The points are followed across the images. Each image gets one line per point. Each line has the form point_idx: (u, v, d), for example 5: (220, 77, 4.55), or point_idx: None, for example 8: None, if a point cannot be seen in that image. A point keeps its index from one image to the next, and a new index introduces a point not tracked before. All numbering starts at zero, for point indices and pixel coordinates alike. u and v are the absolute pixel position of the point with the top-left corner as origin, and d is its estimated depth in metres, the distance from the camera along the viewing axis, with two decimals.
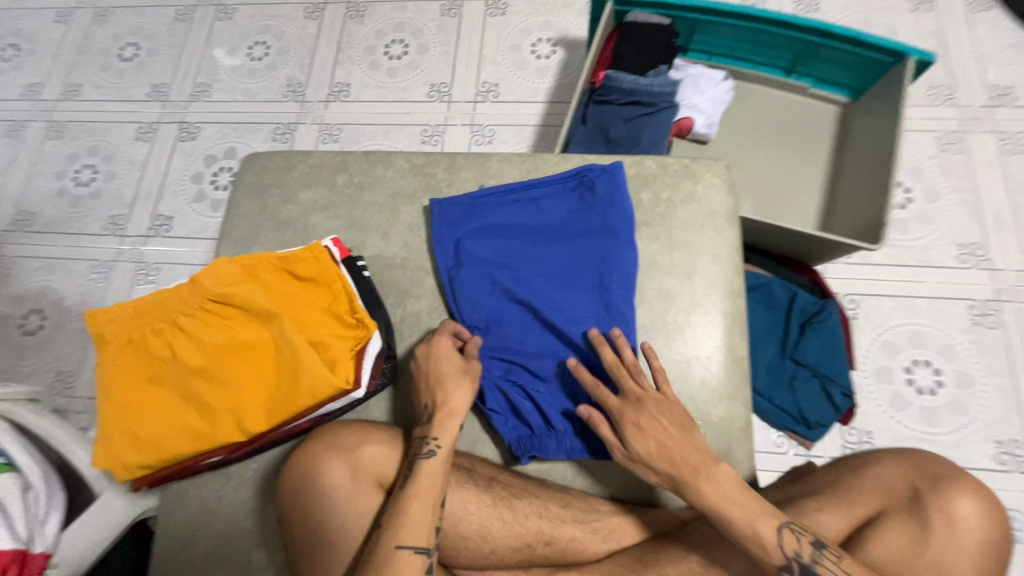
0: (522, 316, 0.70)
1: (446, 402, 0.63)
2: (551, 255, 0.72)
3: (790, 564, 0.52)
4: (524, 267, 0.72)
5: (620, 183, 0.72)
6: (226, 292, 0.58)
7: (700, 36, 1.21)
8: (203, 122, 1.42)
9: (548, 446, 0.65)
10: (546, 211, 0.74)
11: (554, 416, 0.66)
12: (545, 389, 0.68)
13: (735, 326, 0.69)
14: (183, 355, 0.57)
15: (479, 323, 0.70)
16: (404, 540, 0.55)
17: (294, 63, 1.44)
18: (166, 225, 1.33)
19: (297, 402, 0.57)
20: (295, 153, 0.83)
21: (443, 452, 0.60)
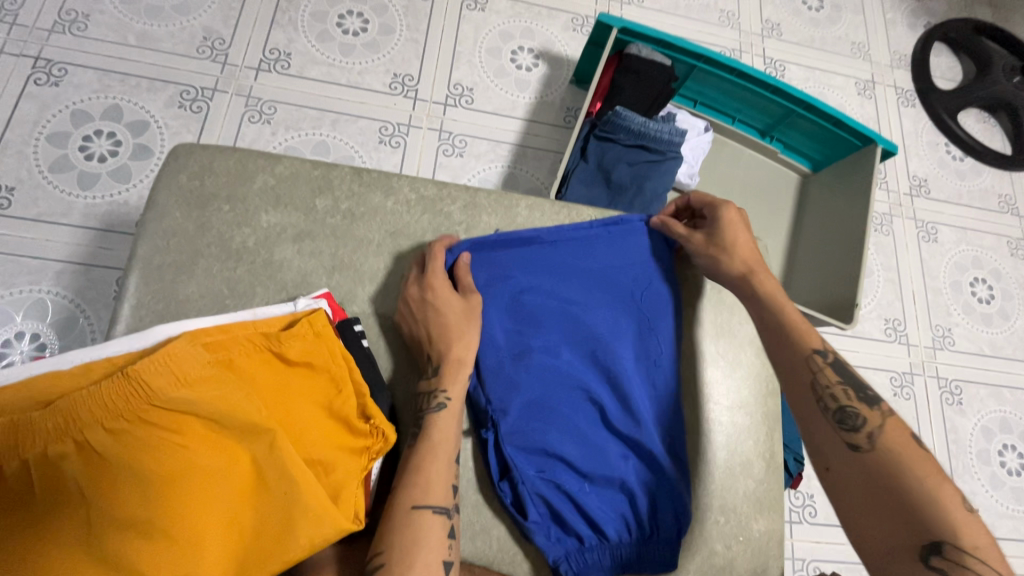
0: (560, 397, 0.58)
1: (450, 351, 0.56)
2: (592, 322, 0.61)
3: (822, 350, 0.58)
4: (559, 337, 0.60)
5: (664, 242, 0.66)
6: (194, 398, 0.44)
7: (691, 82, 1.18)
8: (73, 64, 1.06)
9: (600, 561, 0.55)
10: (583, 269, 0.63)
11: (607, 524, 0.56)
12: (590, 489, 0.57)
13: (773, 428, 0.64)
14: (118, 492, 0.41)
15: (509, 406, 0.57)
16: (422, 498, 0.50)
17: (214, 11, 1.14)
18: (2, 199, 0.96)
19: (292, 548, 0.45)
20: (254, 155, 0.62)
21: (455, 404, 0.54)
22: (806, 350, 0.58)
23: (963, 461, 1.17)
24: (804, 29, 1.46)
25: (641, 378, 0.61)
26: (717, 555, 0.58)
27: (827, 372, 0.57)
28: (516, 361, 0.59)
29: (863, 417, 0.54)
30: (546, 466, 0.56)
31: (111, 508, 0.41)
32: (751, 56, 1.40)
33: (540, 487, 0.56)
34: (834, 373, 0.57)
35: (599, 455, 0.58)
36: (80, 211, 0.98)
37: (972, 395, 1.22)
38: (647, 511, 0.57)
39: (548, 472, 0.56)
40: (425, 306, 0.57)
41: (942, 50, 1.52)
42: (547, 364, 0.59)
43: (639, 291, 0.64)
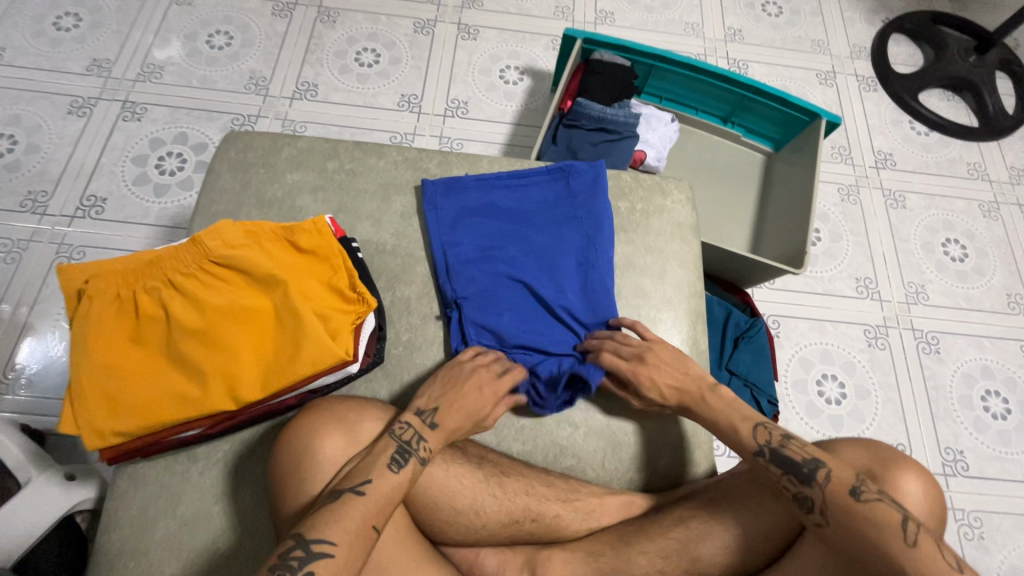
0: (511, 291, 0.74)
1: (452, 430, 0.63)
2: (538, 238, 0.77)
3: (761, 449, 0.62)
4: (512, 249, 0.76)
5: (603, 182, 0.80)
6: (228, 254, 0.58)
7: (654, 81, 1.36)
8: (151, 104, 1.34)
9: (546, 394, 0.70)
10: (534, 201, 0.80)
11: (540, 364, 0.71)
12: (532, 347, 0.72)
13: (698, 323, 0.78)
14: (177, 314, 0.55)
15: (467, 295, 0.73)
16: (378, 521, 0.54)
17: (258, 56, 1.42)
18: (97, 207, 1.23)
19: (297, 369, 0.57)
20: (282, 136, 0.83)
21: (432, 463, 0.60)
22: (752, 450, 0.63)
23: (944, 406, 1.22)
24: (765, 32, 1.62)
25: (578, 280, 0.76)
26: (651, 422, 0.72)
27: (772, 469, 0.61)
28: (476, 266, 0.74)
29: (811, 498, 0.58)
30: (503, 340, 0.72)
31: (174, 329, 0.55)
32: (715, 58, 1.57)
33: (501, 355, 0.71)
34: (777, 466, 0.61)
35: (540, 330, 0.73)
36: (155, 213, 1.23)
37: (950, 345, 1.28)
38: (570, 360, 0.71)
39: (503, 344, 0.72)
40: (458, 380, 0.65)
41: (901, 39, 1.64)
42: (499, 267, 0.75)
43: (581, 215, 0.78)
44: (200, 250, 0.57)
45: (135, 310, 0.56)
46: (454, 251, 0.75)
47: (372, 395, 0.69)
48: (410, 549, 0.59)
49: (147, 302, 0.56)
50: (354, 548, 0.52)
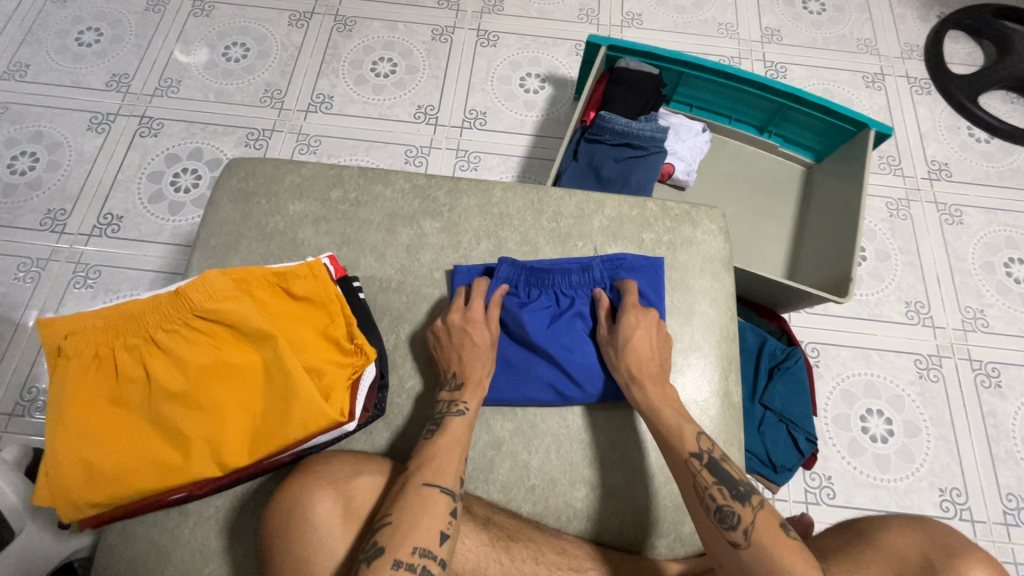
0: (562, 333, 0.68)
1: (474, 372, 0.64)
2: (576, 308, 0.69)
3: (701, 453, 0.59)
4: (541, 296, 0.70)
5: (661, 282, 0.71)
6: (215, 309, 0.54)
7: (683, 88, 1.27)
8: (168, 119, 1.34)
9: (548, 303, 0.70)
10: (571, 285, 0.71)
11: (528, 291, 0.70)
12: (536, 303, 0.69)
13: (730, 371, 0.70)
14: (158, 375, 0.52)
15: (518, 358, 0.67)
16: (433, 478, 0.57)
17: (274, 68, 1.39)
18: (114, 225, 1.23)
19: (287, 433, 0.53)
20: (286, 162, 0.79)
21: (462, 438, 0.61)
22: (683, 454, 0.59)
23: (1005, 446, 1.11)
24: (805, 31, 1.51)
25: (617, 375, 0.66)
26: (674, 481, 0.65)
27: (704, 475, 0.58)
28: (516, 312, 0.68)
29: (737, 515, 0.55)
30: (520, 325, 0.68)
31: (156, 391, 0.52)
32: (751, 61, 1.46)
33: (518, 328, 0.68)
34: (710, 474, 0.58)
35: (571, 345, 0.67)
36: (169, 232, 1.23)
37: (1013, 378, 1.16)
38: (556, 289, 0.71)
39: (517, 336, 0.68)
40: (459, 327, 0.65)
41: (959, 36, 1.50)
42: (534, 307, 0.69)
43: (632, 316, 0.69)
44: (186, 303, 0.54)
45: (116, 368, 0.52)
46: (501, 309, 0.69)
47: (372, 449, 0.64)
48: None
49: (128, 361, 0.53)
50: (426, 513, 0.55)
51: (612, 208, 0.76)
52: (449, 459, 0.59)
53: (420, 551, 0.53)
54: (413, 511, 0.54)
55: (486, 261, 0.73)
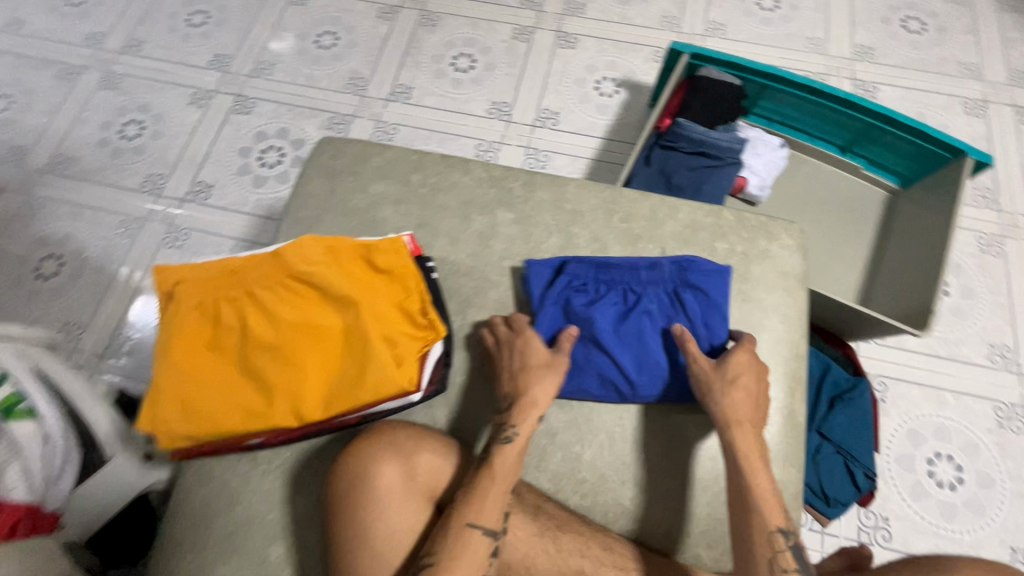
0: (627, 330, 0.68)
1: (524, 394, 0.63)
2: (645, 306, 0.69)
3: (789, 534, 0.57)
4: (609, 293, 0.70)
5: (726, 285, 0.69)
6: (308, 271, 0.58)
7: (764, 101, 1.23)
8: (260, 98, 1.43)
9: (617, 299, 0.70)
10: (641, 285, 0.70)
11: (595, 290, 0.71)
12: (603, 302, 0.69)
13: (797, 390, 0.68)
14: (253, 326, 0.56)
15: (580, 351, 0.68)
16: (475, 519, 0.56)
17: (360, 57, 1.46)
18: (204, 193, 1.33)
19: (360, 395, 0.56)
20: (372, 144, 0.83)
21: (520, 441, 0.61)
22: (767, 529, 0.57)
23: None
24: (901, 51, 1.43)
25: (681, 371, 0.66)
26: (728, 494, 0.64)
27: (784, 554, 0.56)
28: (581, 307, 0.69)
29: None
30: (590, 318, 0.68)
31: (249, 340, 0.56)
32: (839, 78, 1.41)
33: (585, 321, 0.68)
34: (790, 556, 0.56)
35: (636, 342, 0.67)
36: (252, 203, 1.31)
37: None
38: (625, 288, 0.71)
39: (587, 329, 0.68)
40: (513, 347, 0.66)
41: None
42: (600, 305, 0.69)
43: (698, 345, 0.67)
44: (283, 264, 0.58)
45: (217, 316, 0.57)
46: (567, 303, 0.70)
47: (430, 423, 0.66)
48: None
49: (228, 311, 0.57)
50: (467, 554, 0.55)
51: (686, 214, 0.76)
52: (508, 448, 0.60)
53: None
54: (452, 559, 0.54)
55: (555, 255, 0.74)
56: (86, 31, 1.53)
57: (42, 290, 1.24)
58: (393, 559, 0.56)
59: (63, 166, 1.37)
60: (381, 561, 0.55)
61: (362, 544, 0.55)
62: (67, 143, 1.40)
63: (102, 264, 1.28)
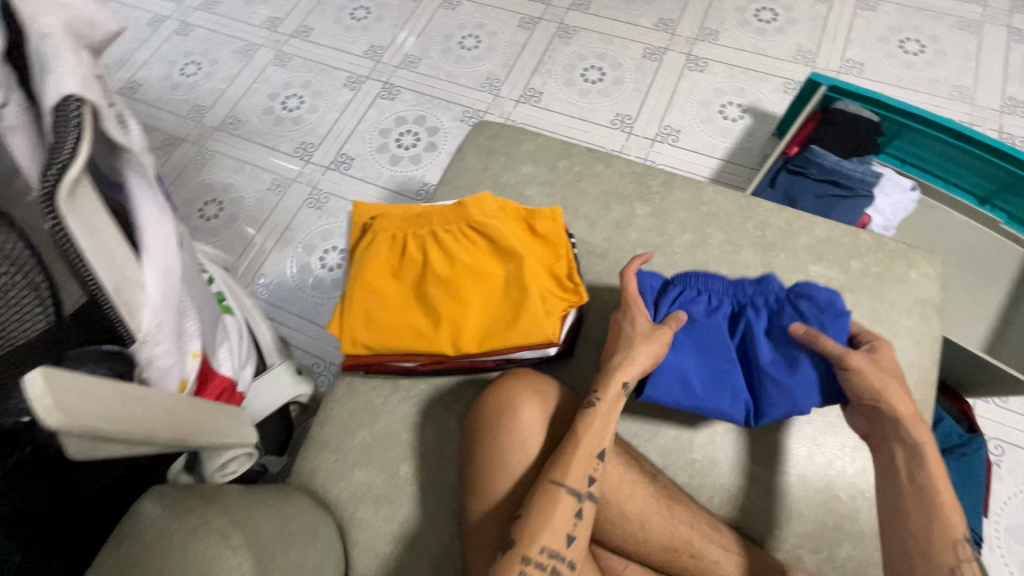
0: (743, 345, 0.68)
1: (626, 361, 0.64)
2: (757, 321, 0.68)
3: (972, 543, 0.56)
4: (721, 307, 0.70)
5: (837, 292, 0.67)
6: (482, 223, 0.68)
7: (900, 142, 1.22)
8: (405, 88, 1.58)
9: (729, 312, 0.70)
10: (748, 298, 0.70)
11: (703, 302, 0.70)
12: (712, 315, 0.69)
13: (923, 416, 0.68)
14: (432, 262, 0.67)
15: (698, 365, 0.67)
16: (561, 477, 0.59)
17: (498, 60, 1.58)
18: (346, 163, 1.48)
19: (508, 336, 0.64)
20: (525, 131, 0.91)
21: (602, 408, 0.62)
22: (953, 535, 0.56)
23: None
24: None
25: (807, 382, 0.64)
26: (838, 502, 0.65)
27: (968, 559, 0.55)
28: (693, 316, 0.69)
29: None
30: (708, 323, 0.68)
31: (427, 274, 0.67)
32: (982, 129, 1.35)
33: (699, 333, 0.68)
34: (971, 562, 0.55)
35: (755, 358, 0.67)
36: (386, 177, 1.45)
37: None
38: (735, 302, 0.70)
39: (706, 332, 0.68)
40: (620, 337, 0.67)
41: None
42: (711, 318, 0.69)
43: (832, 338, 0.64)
44: (464, 214, 0.68)
45: (404, 249, 0.69)
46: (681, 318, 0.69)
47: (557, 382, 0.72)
48: None
49: (413, 246, 0.69)
50: (556, 510, 0.57)
51: (822, 230, 0.77)
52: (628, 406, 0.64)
53: (548, 552, 0.55)
54: (543, 511, 0.57)
55: (687, 250, 0.78)
56: (267, 15, 1.75)
57: (204, 228, 1.43)
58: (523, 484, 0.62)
59: (232, 126, 1.58)
60: (510, 483, 0.62)
61: (497, 463, 0.62)
62: (238, 107, 1.61)
63: (253, 212, 1.45)
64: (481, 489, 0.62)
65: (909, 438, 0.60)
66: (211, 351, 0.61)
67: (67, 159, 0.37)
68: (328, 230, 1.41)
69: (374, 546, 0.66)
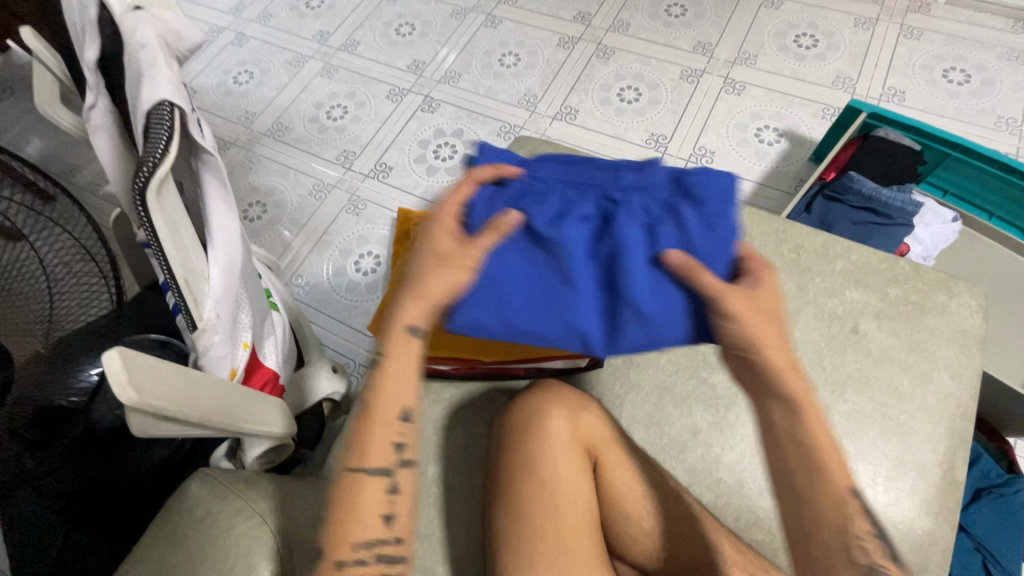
0: (593, 252, 0.57)
1: (434, 281, 0.53)
2: (618, 225, 0.57)
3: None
4: (584, 208, 0.59)
5: (730, 197, 0.58)
6: None
7: (943, 170, 1.19)
8: (444, 101, 1.63)
9: (589, 212, 0.59)
10: (609, 199, 0.60)
11: (551, 201, 0.59)
12: (563, 217, 0.58)
13: (960, 449, 0.66)
14: None
15: (529, 271, 0.57)
16: (357, 461, 0.52)
17: (536, 77, 1.62)
18: (385, 172, 1.53)
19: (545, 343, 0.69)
20: (563, 147, 0.93)
21: (398, 361, 0.53)
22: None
23: None
24: None
25: (660, 304, 0.56)
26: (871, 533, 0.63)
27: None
28: (539, 218, 0.58)
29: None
30: (557, 238, 0.57)
31: None
32: None
33: (547, 237, 0.57)
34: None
35: (605, 270, 0.57)
36: (422, 187, 1.50)
37: None
38: (591, 204, 0.60)
39: (556, 251, 0.57)
40: (434, 237, 0.56)
41: None
42: (562, 219, 0.58)
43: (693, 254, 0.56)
44: None
45: None
46: (528, 216, 0.58)
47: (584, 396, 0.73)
48: (591, 546, 0.61)
49: None
50: (356, 497, 0.51)
51: (860, 256, 0.77)
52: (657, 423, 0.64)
53: (362, 545, 0.50)
54: (342, 500, 0.51)
55: None
56: (317, 29, 1.84)
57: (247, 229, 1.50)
58: (547, 493, 0.61)
59: (279, 133, 1.65)
60: (536, 491, 0.61)
61: (526, 475, 0.62)
62: (285, 114, 1.68)
63: (294, 216, 1.51)
64: (509, 501, 0.62)
65: (780, 389, 0.53)
66: (260, 345, 0.65)
67: (157, 160, 0.40)
68: (364, 235, 1.45)
69: None
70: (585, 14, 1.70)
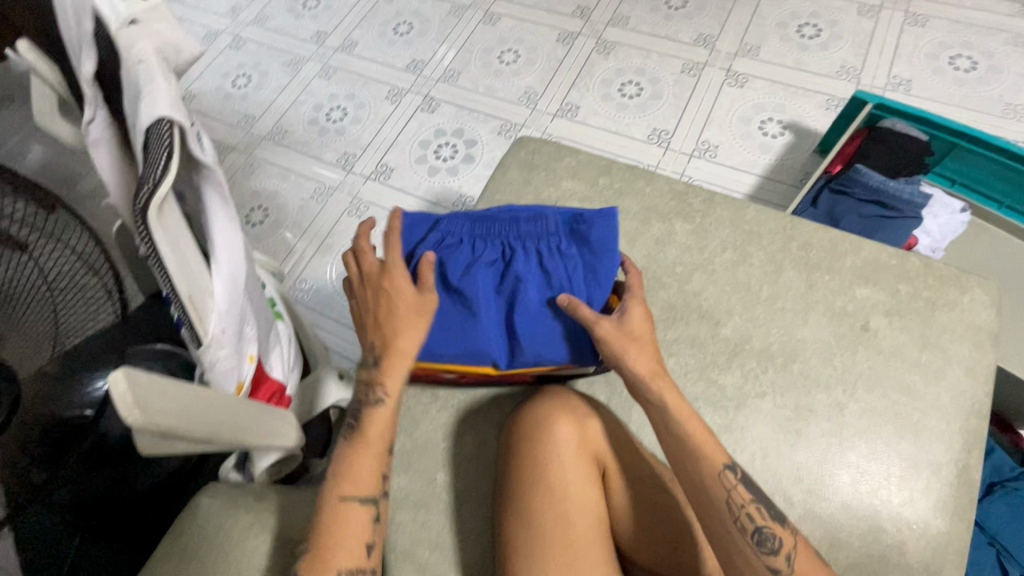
0: (495, 294, 0.71)
1: (394, 335, 0.65)
2: (517, 270, 0.70)
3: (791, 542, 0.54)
4: (489, 253, 0.71)
5: (612, 232, 0.69)
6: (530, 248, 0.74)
7: (950, 161, 1.17)
8: (444, 100, 1.62)
9: (494, 257, 0.71)
10: (510, 245, 0.72)
11: (465, 252, 0.71)
12: (474, 266, 0.70)
13: (975, 448, 0.65)
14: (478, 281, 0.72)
15: (448, 315, 0.70)
16: (348, 492, 0.58)
17: (536, 74, 1.60)
18: (386, 174, 1.53)
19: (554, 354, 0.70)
20: (566, 147, 0.92)
21: (388, 404, 0.63)
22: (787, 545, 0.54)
23: None
24: None
25: (552, 336, 0.69)
26: (885, 534, 0.63)
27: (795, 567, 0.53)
28: (455, 268, 0.71)
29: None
30: (465, 284, 0.70)
31: None
32: None
33: (460, 287, 0.70)
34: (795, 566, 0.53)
35: (506, 308, 0.71)
36: (424, 188, 1.49)
37: None
38: (496, 250, 0.72)
39: (464, 294, 0.70)
40: (388, 294, 0.66)
41: None
42: (474, 268, 0.70)
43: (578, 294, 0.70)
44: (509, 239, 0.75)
45: None
46: (446, 266, 0.71)
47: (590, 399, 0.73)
48: (601, 554, 0.60)
49: None
50: (343, 525, 0.56)
51: (869, 252, 0.76)
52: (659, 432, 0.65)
53: (349, 570, 0.54)
54: (333, 527, 0.56)
55: (727, 269, 0.78)
56: (315, 30, 1.83)
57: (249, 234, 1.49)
58: (555, 502, 0.61)
59: (279, 136, 1.64)
60: (542, 500, 0.61)
61: (535, 484, 0.62)
62: (285, 117, 1.67)
63: (296, 219, 1.51)
64: (516, 511, 0.61)
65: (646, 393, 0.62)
66: (265, 356, 0.64)
67: (159, 177, 0.40)
68: (366, 238, 1.45)
69: (410, 553, 0.67)
70: (585, 8, 1.68)
